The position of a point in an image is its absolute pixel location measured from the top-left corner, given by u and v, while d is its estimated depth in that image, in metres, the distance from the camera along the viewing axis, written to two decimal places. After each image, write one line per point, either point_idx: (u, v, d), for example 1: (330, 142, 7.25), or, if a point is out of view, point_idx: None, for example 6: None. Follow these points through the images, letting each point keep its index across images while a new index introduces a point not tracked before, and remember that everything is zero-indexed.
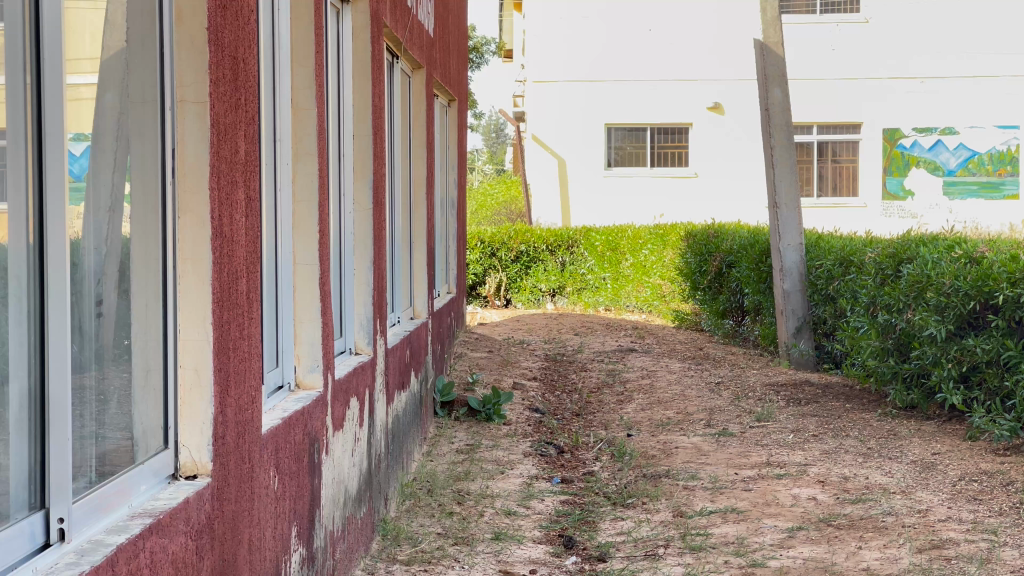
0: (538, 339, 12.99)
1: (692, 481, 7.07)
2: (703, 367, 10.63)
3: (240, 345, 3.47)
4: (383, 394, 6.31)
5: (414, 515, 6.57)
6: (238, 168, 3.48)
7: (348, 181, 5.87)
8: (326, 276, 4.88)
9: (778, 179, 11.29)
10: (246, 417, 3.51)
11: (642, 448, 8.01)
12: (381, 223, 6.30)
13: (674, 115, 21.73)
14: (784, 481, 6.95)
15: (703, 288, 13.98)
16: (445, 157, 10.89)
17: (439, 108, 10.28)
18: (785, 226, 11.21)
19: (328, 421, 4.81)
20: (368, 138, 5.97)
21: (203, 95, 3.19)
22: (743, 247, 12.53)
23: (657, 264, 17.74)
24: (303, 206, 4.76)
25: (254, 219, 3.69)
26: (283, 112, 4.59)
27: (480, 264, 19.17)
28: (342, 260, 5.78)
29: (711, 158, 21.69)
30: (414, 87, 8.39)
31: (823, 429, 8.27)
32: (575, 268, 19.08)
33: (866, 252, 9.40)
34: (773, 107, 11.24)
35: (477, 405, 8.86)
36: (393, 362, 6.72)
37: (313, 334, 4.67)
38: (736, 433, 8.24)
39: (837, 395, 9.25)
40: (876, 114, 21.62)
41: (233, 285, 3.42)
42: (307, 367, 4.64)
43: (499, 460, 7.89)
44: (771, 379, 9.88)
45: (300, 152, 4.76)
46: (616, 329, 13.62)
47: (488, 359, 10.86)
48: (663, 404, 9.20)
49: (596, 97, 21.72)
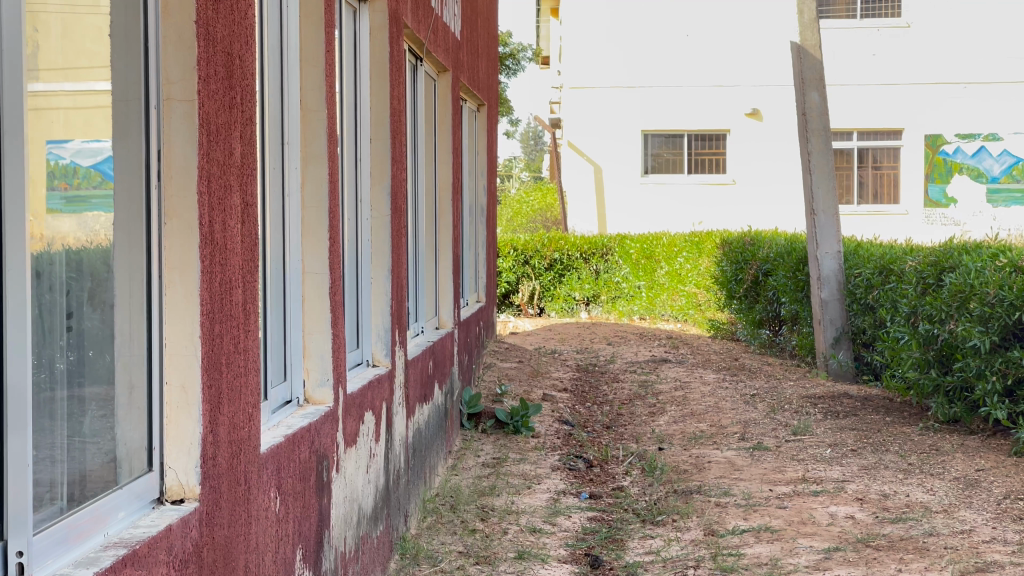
0: (570, 348, 12.75)
1: (725, 498, 6.81)
2: (739, 378, 10.35)
3: (234, 358, 3.27)
4: (403, 406, 6.08)
5: (435, 532, 6.33)
6: (233, 171, 3.28)
7: (366, 188, 5.68)
8: (337, 285, 4.68)
9: (815, 185, 11.02)
10: (241, 435, 3.30)
11: (673, 463, 7.75)
12: (399, 230, 6.09)
13: (711, 121, 21.40)
14: (820, 499, 6.68)
15: (739, 297, 13.70)
16: (475, 163, 10.71)
17: (467, 113, 10.12)
18: (823, 233, 10.93)
19: (339, 440, 4.60)
20: (385, 141, 5.77)
21: (191, 93, 2.97)
22: (780, 255, 12.26)
23: (694, 272, 17.61)
24: (313, 210, 4.55)
25: (253, 225, 3.49)
26: (289, 115, 4.40)
27: (513, 272, 19.08)
28: (359, 268, 5.59)
29: (748, 166, 21.44)
30: (439, 90, 8.23)
31: (862, 443, 7.99)
32: (609, 276, 18.81)
33: (907, 260, 9.12)
34: (810, 111, 10.98)
35: (504, 417, 8.64)
36: (415, 374, 6.50)
37: (323, 347, 4.52)
38: (771, 448, 7.97)
39: (877, 408, 8.96)
40: (917, 120, 21.27)
41: (227, 296, 3.23)
42: (317, 380, 4.51)
43: (526, 474, 7.67)
44: (809, 391, 9.59)
45: (309, 156, 4.55)
46: (650, 339, 13.35)
47: (518, 369, 10.63)
48: (697, 417, 8.93)
49: (633, 104, 21.51)
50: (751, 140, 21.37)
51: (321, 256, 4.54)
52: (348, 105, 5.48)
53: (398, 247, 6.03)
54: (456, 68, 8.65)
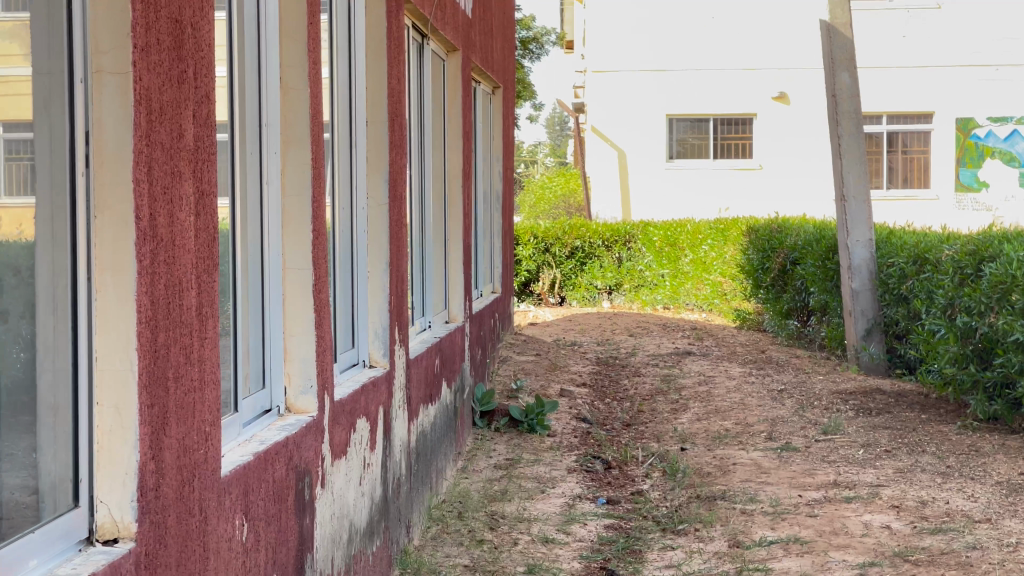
0: (591, 340, 12.31)
1: (750, 505, 6.36)
2: (766, 372, 9.87)
3: (185, 372, 2.85)
4: (404, 409, 5.67)
5: (440, 543, 5.92)
6: (185, 151, 2.87)
7: (362, 174, 5.26)
8: (322, 282, 4.27)
9: (845, 170, 10.54)
10: (195, 458, 2.90)
11: (696, 465, 7.31)
12: (399, 218, 5.66)
13: (737, 105, 20.91)
14: (853, 505, 6.23)
15: (766, 286, 13.21)
16: (490, 149, 10.32)
17: (481, 95, 9.73)
18: (854, 220, 10.44)
19: (325, 452, 4.19)
20: (383, 125, 5.36)
21: (124, 64, 2.54)
22: (809, 243, 11.78)
23: (718, 260, 17.10)
24: (293, 200, 4.13)
25: (213, 217, 3.07)
26: (264, 96, 3.99)
27: (533, 260, 18.60)
28: (355, 262, 5.19)
29: (775, 150, 20.88)
30: (449, 72, 7.81)
31: (897, 444, 7.52)
32: (632, 264, 18.36)
33: (942, 249, 8.63)
34: (840, 92, 10.47)
35: (519, 414, 8.22)
36: (419, 374, 6.09)
37: (306, 350, 4.11)
38: (799, 448, 7.51)
39: (910, 405, 8.47)
40: (947, 103, 20.72)
41: (178, 297, 2.81)
42: (299, 388, 4.10)
43: (540, 477, 7.25)
44: (840, 386, 9.13)
45: (290, 139, 4.13)
46: (674, 330, 12.90)
47: (535, 363, 10.20)
48: (721, 414, 8.48)
49: (660, 89, 21.02)
50: (778, 125, 20.85)
51: (303, 250, 4.12)
52: (339, 87, 5.07)
53: (397, 240, 5.61)
54: (468, 48, 8.22)
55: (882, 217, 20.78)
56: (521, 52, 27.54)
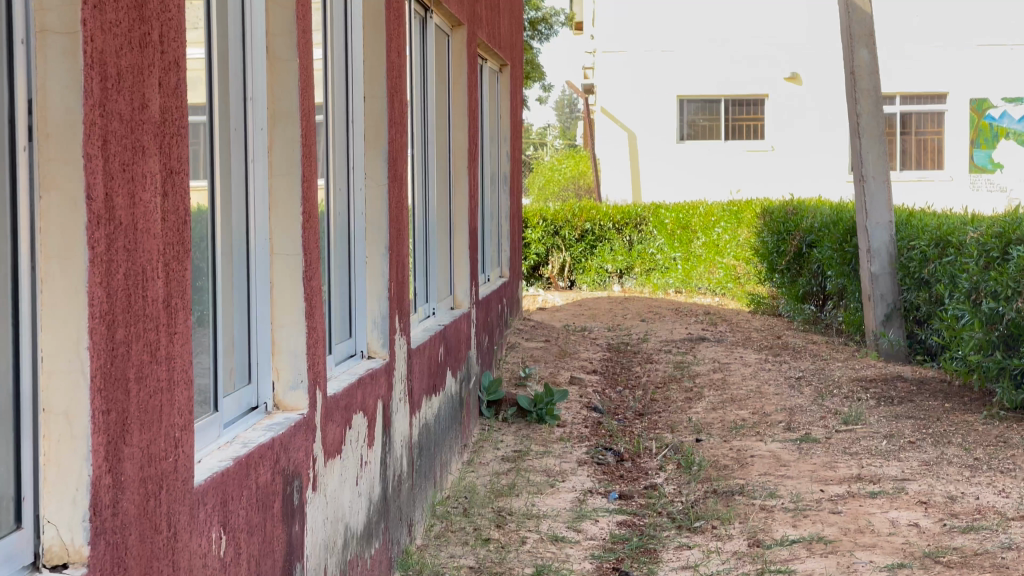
0: (601, 325, 11.99)
1: (771, 501, 6.04)
2: (782, 358, 9.54)
3: (150, 371, 2.54)
4: (406, 401, 5.37)
5: (443, 543, 5.61)
6: (149, 124, 2.56)
7: (359, 153, 4.95)
8: (314, 268, 3.96)
9: (864, 149, 10.16)
10: (161, 467, 2.59)
11: (712, 457, 7.00)
12: (400, 199, 5.35)
13: (749, 86, 20.51)
14: (878, 501, 5.91)
15: (781, 269, 12.87)
16: (497, 130, 10.00)
17: (488, 73, 9.40)
18: (873, 202, 10.10)
19: (318, 453, 3.89)
20: (382, 100, 5.05)
21: (72, 22, 2.23)
22: (826, 225, 11.44)
23: (732, 244, 16.90)
24: (280, 180, 3.81)
25: (184, 198, 2.76)
26: (249, 67, 3.68)
27: (542, 243, 18.24)
28: (352, 247, 4.89)
29: (788, 131, 20.55)
30: (453, 48, 7.47)
31: (921, 434, 7.20)
32: (643, 246, 17.99)
33: (967, 231, 8.29)
34: (858, 69, 10.11)
35: (527, 404, 7.91)
36: (421, 364, 5.77)
37: (295, 343, 3.80)
38: (820, 439, 7.19)
39: (934, 393, 8.14)
40: (962, 83, 20.32)
41: (141, 288, 2.50)
42: (288, 382, 3.79)
43: (549, 470, 6.95)
44: (860, 374, 8.81)
45: (278, 114, 3.81)
46: (686, 315, 12.56)
47: (544, 349, 9.90)
48: (737, 403, 8.17)
49: (669, 68, 20.63)
50: (790, 105, 20.49)
51: (292, 234, 3.81)
52: (337, 61, 4.76)
53: (398, 223, 5.30)
54: (473, 23, 7.86)
55: (898, 199, 20.40)
56: (529, 33, 27.20)
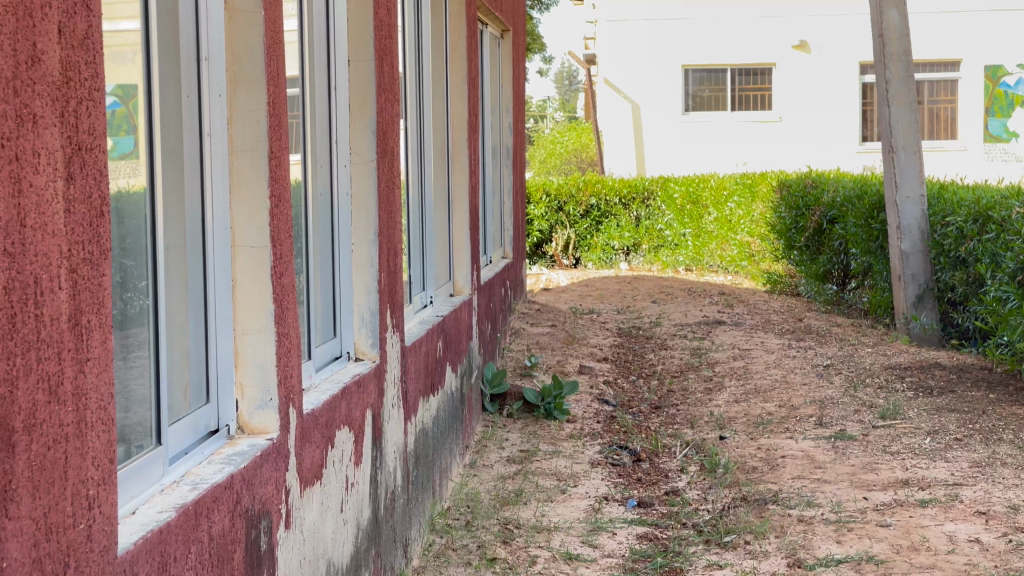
0: (611, 308, 11.35)
1: (809, 511, 5.40)
2: (807, 343, 8.90)
3: (48, 415, 1.90)
4: (399, 406, 4.73)
5: (443, 564, 4.98)
6: (44, 86, 1.90)
7: (344, 125, 4.31)
8: (286, 259, 3.32)
9: (894, 118, 9.52)
10: (67, 539, 1.94)
11: (739, 458, 6.37)
12: (391, 175, 4.72)
13: (755, 54, 19.76)
14: (930, 511, 5.28)
15: (800, 246, 12.23)
16: (498, 99, 9.33)
17: (488, 39, 8.73)
18: (903, 174, 9.45)
19: (293, 478, 3.24)
20: (369, 63, 4.41)
21: None
22: (848, 200, 10.80)
23: (746, 218, 16.11)
24: (243, 157, 3.14)
25: (102, 184, 2.12)
26: (203, 19, 3.02)
27: (545, 219, 17.62)
28: (337, 231, 4.26)
29: (796, 101, 19.86)
30: (450, 10, 6.82)
31: (968, 430, 6.57)
32: (652, 222, 17.35)
33: (1011, 206, 7.67)
34: (887, 31, 9.44)
35: (534, 398, 7.28)
36: (417, 362, 5.14)
37: (262, 351, 3.16)
38: (856, 437, 6.56)
39: (976, 382, 7.51)
40: (977, 50, 19.57)
41: (33, 303, 1.85)
42: (255, 400, 3.15)
43: (560, 473, 6.32)
44: (892, 360, 8.17)
45: (237, 77, 3.14)
46: (700, 295, 11.91)
47: (551, 335, 9.27)
48: (762, 395, 7.54)
49: (674, 36, 19.87)
50: (799, 73, 19.75)
51: (256, 222, 3.15)
52: (316, 21, 4.11)
53: (389, 202, 4.66)
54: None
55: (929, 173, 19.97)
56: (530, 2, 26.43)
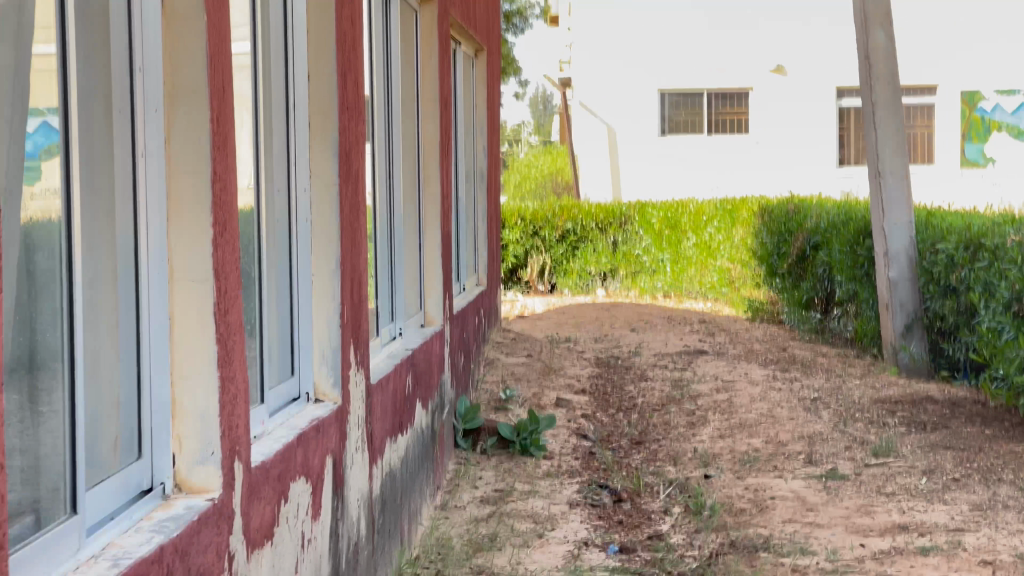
0: (588, 336, 11.01)
1: (803, 560, 5.06)
2: (793, 375, 8.57)
3: None
4: (364, 450, 4.38)
5: None
6: None
7: (303, 146, 3.95)
8: (233, 294, 2.95)
9: (881, 141, 9.23)
10: None
11: (726, 499, 6.03)
12: (356, 198, 4.36)
13: (731, 80, 19.52)
14: (933, 560, 4.94)
15: (782, 274, 11.94)
16: (471, 122, 8.99)
17: (462, 59, 8.40)
18: (891, 202, 9.15)
19: (238, 541, 2.88)
20: (331, 79, 4.05)
21: None
22: (832, 226, 10.51)
23: (725, 244, 15.87)
24: (181, 180, 2.79)
25: None
26: (137, 23, 2.66)
27: (521, 243, 17.41)
28: (296, 261, 3.90)
29: (772, 124, 19.54)
30: (421, 25, 6.52)
31: (966, 469, 6.25)
32: (629, 248, 16.97)
33: (1005, 233, 7.36)
34: (874, 53, 9.17)
35: (509, 433, 6.92)
36: (384, 402, 4.79)
37: (202, 399, 2.80)
38: (848, 477, 6.23)
39: (970, 418, 7.19)
40: (955, 74, 19.36)
41: None
42: (195, 454, 2.79)
43: (538, 514, 5.96)
44: (882, 393, 7.85)
45: (177, 89, 2.78)
46: (680, 324, 11.59)
47: (527, 365, 8.93)
48: (747, 430, 7.20)
49: (650, 59, 19.65)
50: (775, 98, 19.48)
51: (199, 255, 2.79)
52: (272, 33, 3.76)
53: (353, 230, 4.30)
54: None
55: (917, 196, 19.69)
56: (505, 25, 26.12)
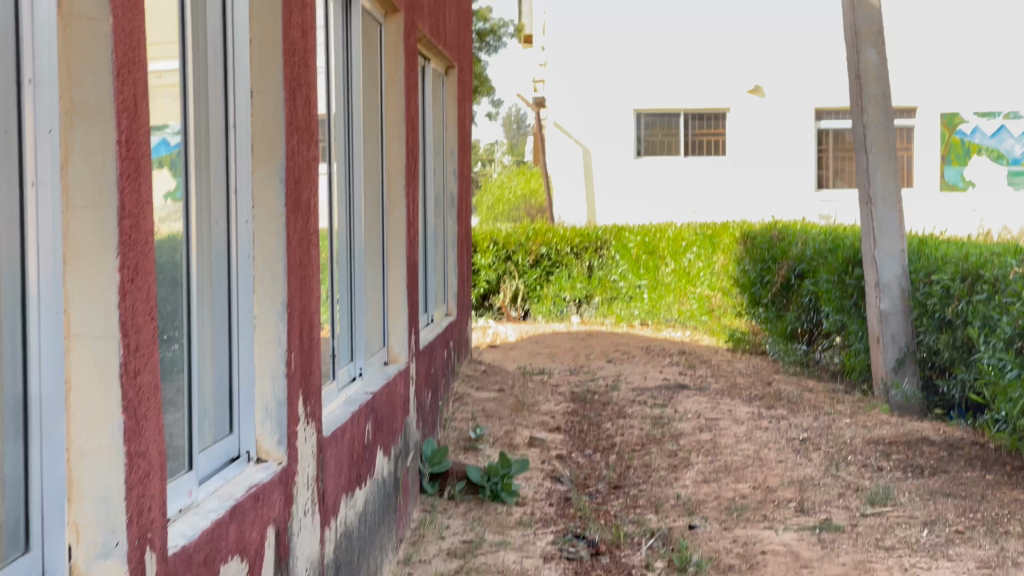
0: (562, 368, 10.56)
1: None
2: (779, 413, 8.12)
3: None
4: (313, 513, 3.89)
5: None
6: None
7: (245, 171, 3.49)
8: (145, 353, 2.48)
9: (873, 166, 8.84)
10: None
11: (712, 553, 5.57)
12: (305, 230, 3.91)
13: (707, 97, 19.12)
14: None
15: (766, 303, 11.52)
16: (440, 141, 8.54)
17: (431, 76, 7.99)
18: (884, 227, 8.74)
19: None
20: (278, 96, 3.60)
21: None
22: (818, 254, 10.13)
23: (706, 271, 15.43)
24: (80, 216, 2.32)
25: None
26: (28, 29, 2.19)
27: (493, 269, 16.89)
28: (235, 301, 3.44)
29: (750, 147, 19.21)
30: (387, 39, 6.14)
31: (971, 520, 5.81)
32: (605, 273, 16.64)
33: (1006, 264, 6.94)
34: (865, 72, 8.78)
35: (478, 478, 6.46)
36: (337, 454, 4.28)
37: (107, 478, 2.34)
38: (844, 528, 5.79)
39: (969, 461, 6.77)
40: (935, 96, 18.99)
41: None
42: (97, 544, 2.33)
43: (509, 568, 5.48)
44: (874, 433, 7.42)
45: (76, 106, 2.31)
46: (659, 355, 11.15)
47: (498, 401, 8.46)
48: (734, 474, 6.75)
49: (625, 79, 19.26)
50: (753, 119, 19.12)
51: (99, 305, 2.33)
52: (209, 41, 3.29)
53: (303, 265, 3.84)
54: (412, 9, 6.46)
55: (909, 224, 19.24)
56: (479, 44, 25.69)
